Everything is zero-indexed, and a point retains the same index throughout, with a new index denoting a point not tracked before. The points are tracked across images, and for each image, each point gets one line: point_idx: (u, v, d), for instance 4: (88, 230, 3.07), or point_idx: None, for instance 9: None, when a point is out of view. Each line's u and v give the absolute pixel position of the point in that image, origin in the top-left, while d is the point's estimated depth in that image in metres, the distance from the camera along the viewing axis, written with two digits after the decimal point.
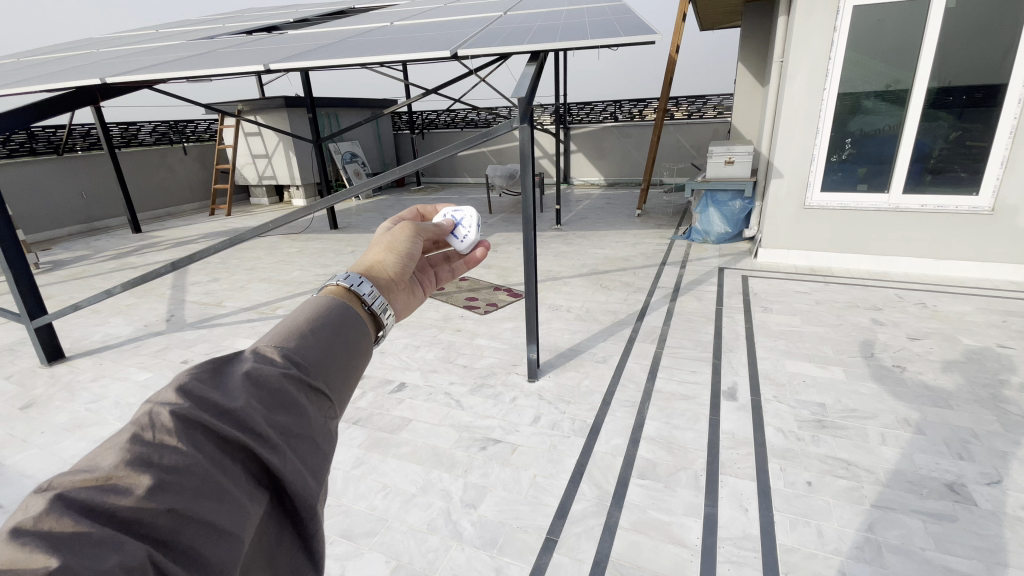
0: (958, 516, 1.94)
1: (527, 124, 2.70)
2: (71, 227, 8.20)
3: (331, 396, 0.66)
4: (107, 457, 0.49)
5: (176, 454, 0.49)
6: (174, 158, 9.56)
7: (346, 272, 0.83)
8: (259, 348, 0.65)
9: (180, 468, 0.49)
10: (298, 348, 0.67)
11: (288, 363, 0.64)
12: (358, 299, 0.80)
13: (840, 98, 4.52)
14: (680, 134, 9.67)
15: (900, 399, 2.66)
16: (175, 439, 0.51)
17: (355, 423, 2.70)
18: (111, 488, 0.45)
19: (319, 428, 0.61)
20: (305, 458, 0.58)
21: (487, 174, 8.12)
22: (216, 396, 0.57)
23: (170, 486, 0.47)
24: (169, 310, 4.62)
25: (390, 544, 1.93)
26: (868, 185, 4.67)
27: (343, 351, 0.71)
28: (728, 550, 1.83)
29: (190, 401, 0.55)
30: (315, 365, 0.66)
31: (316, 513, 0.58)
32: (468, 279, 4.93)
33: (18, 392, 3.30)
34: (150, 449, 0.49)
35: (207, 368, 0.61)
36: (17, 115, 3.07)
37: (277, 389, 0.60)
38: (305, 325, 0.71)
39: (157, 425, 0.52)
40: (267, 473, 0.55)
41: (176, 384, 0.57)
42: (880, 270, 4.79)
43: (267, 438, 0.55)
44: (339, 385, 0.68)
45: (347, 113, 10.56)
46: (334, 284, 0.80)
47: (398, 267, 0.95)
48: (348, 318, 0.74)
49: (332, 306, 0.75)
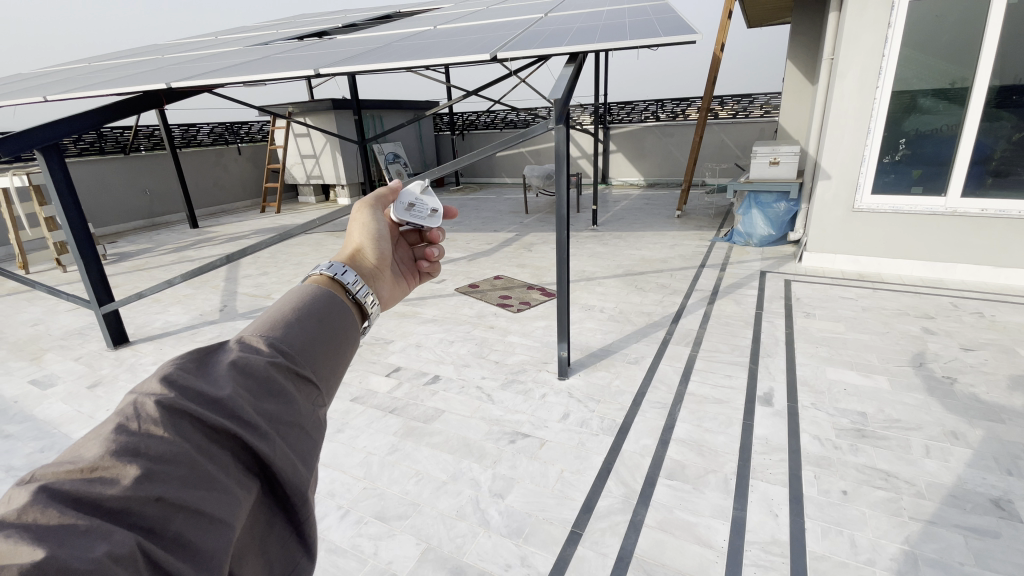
0: (1001, 532, 1.84)
1: (562, 125, 2.73)
2: (136, 221, 8.82)
3: (319, 383, 0.68)
4: (94, 448, 0.50)
5: (162, 443, 0.51)
6: (229, 158, 10.10)
7: (331, 262, 0.85)
8: (244, 337, 0.67)
9: (167, 459, 0.50)
10: (284, 335, 0.68)
11: (273, 351, 0.65)
12: (342, 287, 0.82)
13: (893, 96, 4.31)
14: (724, 134, 9.41)
15: (948, 411, 2.54)
16: (162, 428, 0.52)
17: (391, 412, 2.81)
18: (98, 478, 0.47)
19: (307, 416, 0.63)
20: (293, 445, 0.60)
21: (524, 175, 8.17)
22: (202, 386, 0.58)
23: (157, 476, 0.48)
24: (222, 300, 4.91)
25: (420, 527, 2.01)
26: (923, 187, 4.43)
27: (331, 338, 0.72)
28: (755, 554, 1.81)
29: (174, 391, 0.57)
30: (301, 352, 0.67)
31: (305, 497, 0.60)
32: (503, 278, 5.00)
33: (88, 371, 3.61)
34: (136, 439, 0.51)
35: (192, 357, 0.62)
36: (90, 116, 3.38)
37: (264, 377, 0.62)
38: (291, 313, 0.72)
39: (142, 415, 0.53)
40: (256, 461, 0.57)
41: (160, 374, 0.59)
42: (934, 278, 4.54)
43: (256, 426, 0.57)
44: (327, 372, 0.70)
45: (390, 114, 10.87)
46: (318, 274, 0.82)
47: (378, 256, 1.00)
48: (335, 306, 0.76)
49: (318, 293, 0.76)
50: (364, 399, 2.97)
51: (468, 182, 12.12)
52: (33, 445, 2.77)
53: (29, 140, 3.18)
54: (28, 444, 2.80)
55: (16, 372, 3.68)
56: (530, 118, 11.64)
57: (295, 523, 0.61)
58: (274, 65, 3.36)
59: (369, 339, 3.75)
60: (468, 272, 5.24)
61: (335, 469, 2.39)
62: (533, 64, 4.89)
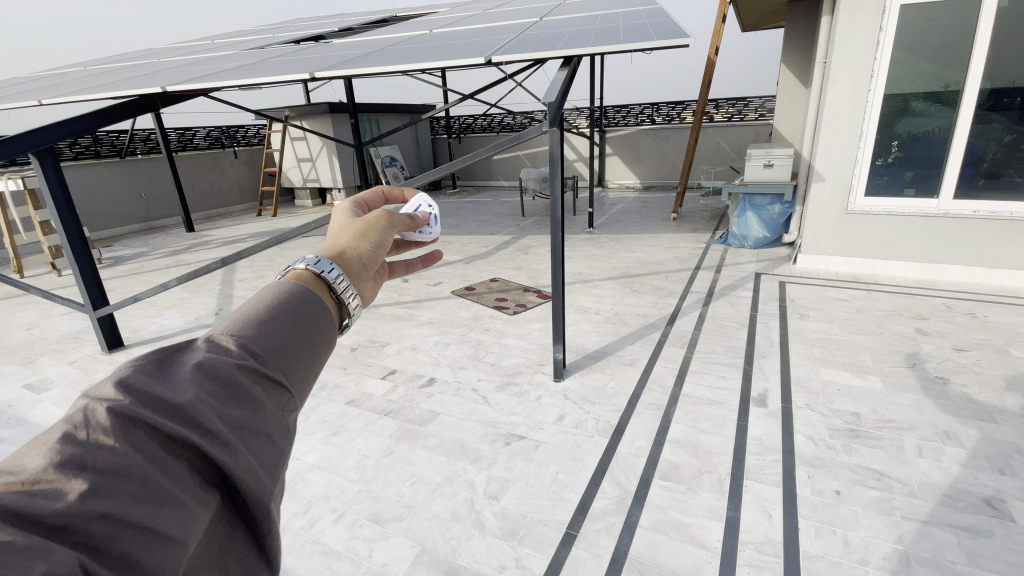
0: (994, 531, 1.85)
1: (556, 129, 2.74)
2: (132, 226, 8.80)
3: (290, 387, 0.66)
4: (38, 459, 0.48)
5: (112, 455, 0.48)
6: (225, 161, 10.09)
7: (314, 256, 0.83)
8: (212, 337, 0.64)
9: (116, 472, 0.47)
10: (254, 335, 0.65)
11: (242, 353, 0.63)
12: (326, 284, 0.80)
13: (886, 99, 4.35)
14: (719, 137, 9.46)
15: (941, 411, 2.55)
16: (113, 440, 0.49)
17: (387, 415, 2.81)
18: (39, 492, 0.44)
19: (274, 422, 0.61)
20: (256, 454, 0.57)
21: (521, 177, 8.19)
22: (163, 391, 0.56)
23: (105, 491, 0.45)
24: (218, 304, 4.90)
25: (415, 530, 2.01)
26: (915, 190, 4.46)
27: (307, 338, 0.70)
28: (749, 554, 1.82)
29: (130, 397, 0.54)
30: (272, 354, 0.65)
31: (268, 508, 0.58)
32: (500, 280, 5.01)
33: (82, 376, 3.59)
34: (83, 450, 0.48)
35: (154, 359, 0.60)
36: (86, 119, 3.37)
37: (230, 381, 0.59)
38: (264, 311, 0.70)
39: (93, 423, 0.51)
40: (217, 472, 0.54)
41: (117, 377, 0.56)
42: (927, 279, 4.57)
43: (218, 435, 0.54)
44: (299, 375, 0.67)
45: (387, 117, 10.89)
46: (301, 269, 0.80)
47: (371, 253, 0.97)
48: (312, 304, 0.73)
49: (294, 289, 0.74)
50: (360, 401, 2.97)
51: (465, 185, 12.14)
52: None
53: (23, 144, 3.18)
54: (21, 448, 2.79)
55: (10, 376, 3.66)
56: (527, 121, 11.67)
57: (256, 536, 0.59)
58: (269, 69, 3.37)
59: (365, 342, 3.75)
60: (464, 275, 5.25)
61: (330, 472, 2.39)
62: (529, 68, 4.91)
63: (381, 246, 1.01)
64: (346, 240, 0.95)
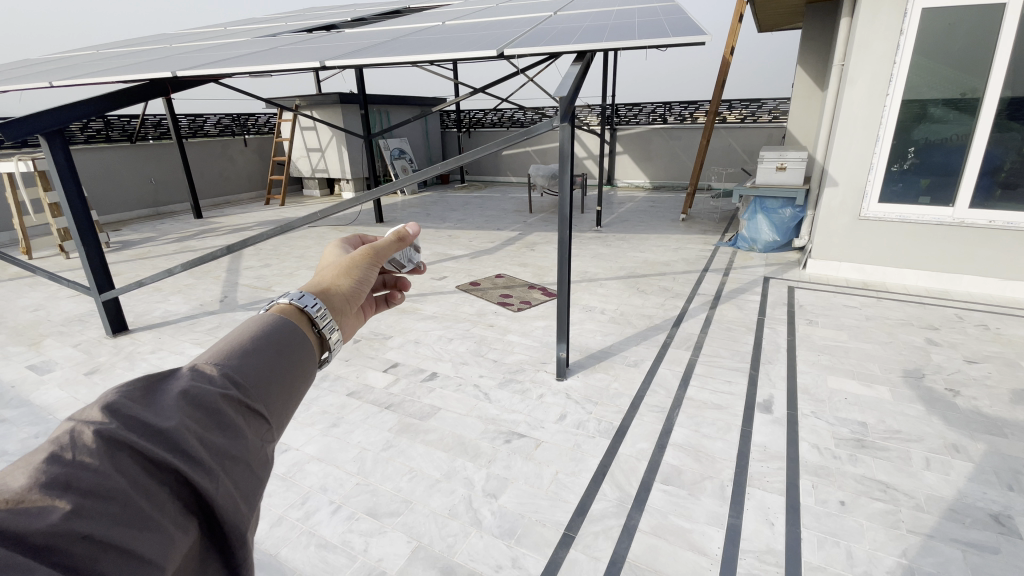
0: (1001, 548, 1.81)
1: (566, 124, 2.68)
2: (141, 210, 8.83)
3: (269, 418, 0.64)
4: (17, 479, 0.45)
5: (96, 475, 0.46)
6: (235, 149, 10.12)
7: (299, 291, 0.83)
8: (196, 364, 0.63)
9: (98, 493, 0.45)
10: (237, 363, 0.64)
11: (226, 381, 0.62)
12: (309, 319, 0.80)
13: (904, 104, 4.27)
14: (732, 138, 9.38)
15: (949, 425, 2.50)
16: (98, 461, 0.47)
17: (387, 408, 2.80)
18: (23, 511, 0.41)
19: (254, 451, 0.59)
20: (236, 482, 0.55)
21: (530, 174, 8.14)
22: (148, 416, 0.54)
23: (87, 511, 0.43)
24: (223, 291, 4.90)
25: (412, 525, 2.00)
26: (931, 197, 4.39)
27: (287, 368, 0.68)
28: (749, 562, 1.79)
29: (119, 421, 0.53)
30: (255, 383, 0.63)
31: (245, 539, 0.55)
32: (505, 277, 4.97)
33: (86, 359, 3.60)
34: (67, 470, 0.46)
35: (139, 384, 0.58)
36: (96, 103, 3.37)
37: (213, 409, 0.58)
38: (247, 341, 0.68)
39: (78, 444, 0.49)
40: (196, 500, 0.52)
41: (102, 402, 0.54)
42: (939, 289, 4.49)
43: (200, 462, 0.52)
44: (280, 406, 0.66)
45: (397, 109, 10.86)
46: (285, 302, 0.80)
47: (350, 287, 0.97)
48: (295, 335, 0.73)
49: (278, 319, 0.74)
50: (361, 393, 2.97)
51: (473, 180, 12.11)
52: (29, 430, 2.76)
53: (33, 126, 3.17)
54: (23, 429, 2.79)
55: (14, 357, 3.68)
56: (537, 117, 11.61)
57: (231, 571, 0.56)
58: (280, 57, 3.34)
59: (368, 334, 3.74)
60: (469, 270, 5.22)
61: (329, 464, 2.38)
62: (541, 63, 4.86)
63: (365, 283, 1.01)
64: (332, 276, 0.95)
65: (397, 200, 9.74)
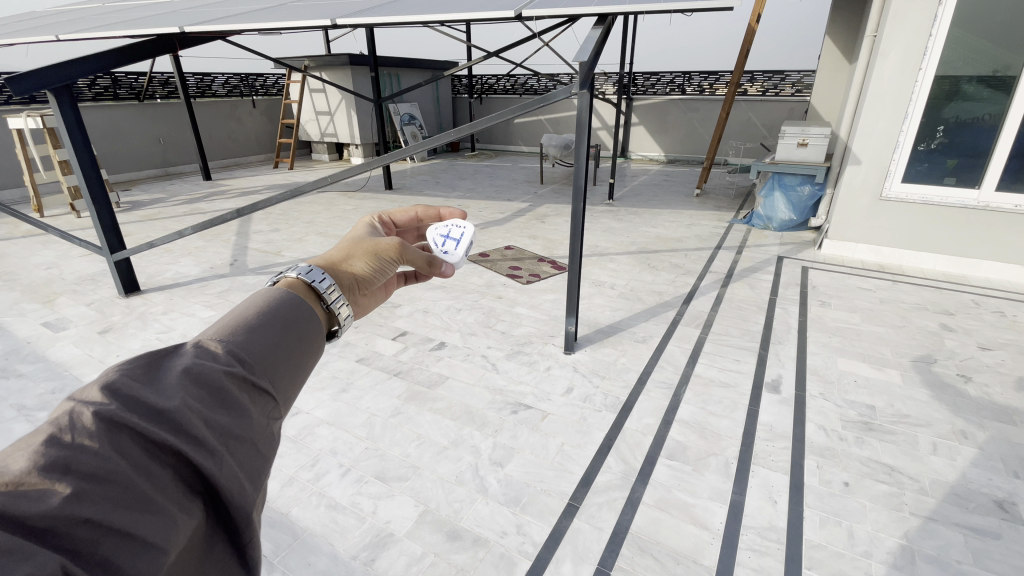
0: (1003, 533, 1.83)
1: (586, 91, 2.59)
2: (150, 170, 8.80)
3: (275, 396, 0.64)
4: (18, 462, 0.45)
5: (96, 457, 0.46)
6: (243, 111, 9.99)
7: (307, 264, 0.82)
8: (200, 341, 0.62)
9: (99, 477, 0.45)
10: (242, 339, 0.64)
11: (231, 358, 0.61)
12: (317, 294, 0.80)
13: (936, 80, 4.09)
14: (752, 112, 9.12)
15: (959, 410, 2.49)
16: (97, 443, 0.47)
17: (396, 375, 2.83)
18: (23, 494, 0.41)
19: (260, 430, 0.59)
20: (241, 462, 0.55)
21: (542, 143, 7.98)
22: (150, 396, 0.54)
23: (88, 496, 0.43)
24: (233, 254, 4.91)
25: (420, 489, 2.05)
26: (956, 179, 4.25)
27: (292, 344, 0.68)
28: (751, 538, 1.82)
29: (119, 401, 0.52)
30: (260, 360, 0.63)
31: (251, 518, 0.55)
32: (514, 248, 4.94)
33: (99, 317, 3.65)
34: (66, 454, 0.46)
35: (141, 362, 0.58)
36: (103, 58, 3.29)
37: (217, 387, 0.57)
38: (251, 317, 0.68)
39: (77, 426, 0.49)
40: (201, 482, 0.52)
41: (102, 381, 0.54)
42: (957, 274, 4.41)
43: (203, 443, 0.52)
44: (285, 382, 0.66)
45: (408, 73, 10.61)
46: (293, 276, 0.79)
47: (367, 274, 0.98)
48: (301, 310, 0.73)
49: (283, 295, 0.74)
50: (370, 360, 3.00)
51: (484, 148, 11.91)
52: (46, 385, 2.82)
53: (41, 82, 3.12)
54: (40, 384, 2.86)
55: (29, 313, 3.74)
56: (552, 85, 11.29)
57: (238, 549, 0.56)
58: (290, 14, 3.23)
59: None
60: (479, 240, 5.18)
61: (339, 428, 2.42)
62: (559, 27, 4.67)
63: (380, 272, 1.01)
64: (344, 254, 0.96)
65: (406, 167, 9.62)
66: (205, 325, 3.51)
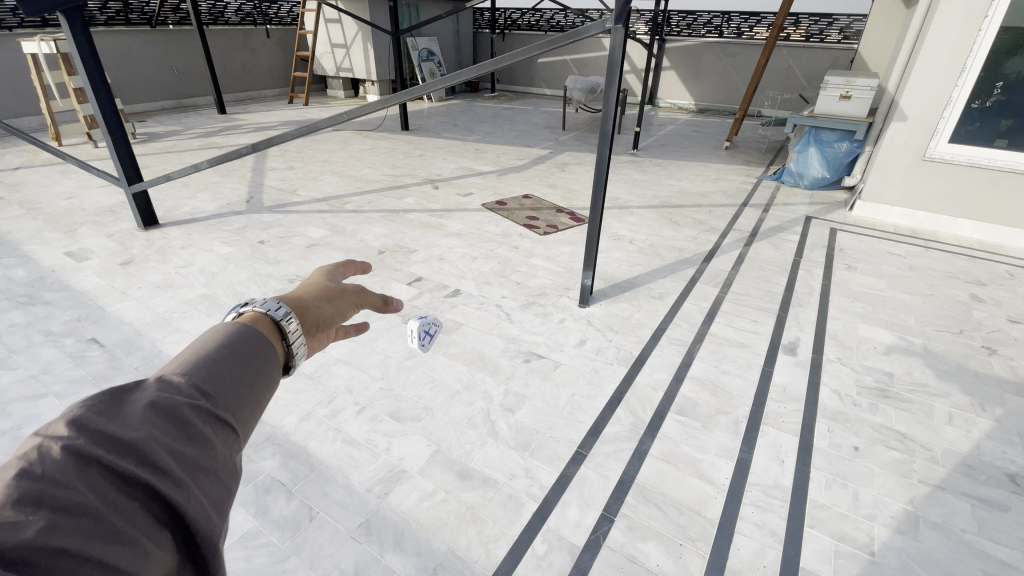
0: (1011, 505, 1.84)
1: (620, 28, 2.40)
2: (165, 102, 8.65)
3: (242, 430, 0.60)
4: None
5: (57, 492, 0.42)
6: (257, 41, 9.63)
7: (259, 303, 0.76)
8: (158, 375, 0.58)
9: (68, 511, 0.41)
10: (205, 371, 0.60)
11: (194, 390, 0.57)
12: (275, 329, 0.76)
13: (1002, 30, 3.76)
14: (793, 60, 8.54)
15: (979, 383, 2.45)
16: (55, 479, 0.43)
17: (410, 320, 2.86)
18: None
19: (229, 467, 0.54)
20: (214, 496, 0.51)
21: (566, 86, 7.61)
22: (108, 432, 0.49)
23: (60, 528, 0.39)
24: (250, 191, 4.88)
25: (432, 430, 2.11)
26: (1008, 141, 3.99)
27: (256, 375, 0.65)
28: (755, 495, 1.86)
29: (82, 436, 0.48)
30: (226, 391, 0.60)
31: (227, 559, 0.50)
32: (533, 197, 4.82)
33: (120, 249, 3.70)
34: (27, 489, 0.41)
35: (95, 398, 0.53)
36: None
37: (183, 420, 0.53)
38: (212, 350, 0.64)
39: (31, 463, 0.44)
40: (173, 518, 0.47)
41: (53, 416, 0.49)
42: (994, 243, 4.21)
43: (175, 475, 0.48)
44: (250, 417, 0.62)
45: (428, 5, 10.03)
46: (245, 312, 0.75)
47: (323, 327, 0.87)
48: (263, 343, 0.69)
49: (243, 327, 0.71)
50: None
51: (504, 90, 11.42)
52: (72, 313, 2.90)
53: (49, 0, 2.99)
54: (65, 311, 2.94)
55: (53, 242, 3.80)
56: (579, 22, 10.63)
57: None
58: None
59: (392, 247, 3.74)
60: (496, 187, 5.06)
61: (355, 368, 2.47)
62: None
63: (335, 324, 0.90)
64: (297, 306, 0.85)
65: (424, 107, 9.30)
66: (223, 261, 3.54)
